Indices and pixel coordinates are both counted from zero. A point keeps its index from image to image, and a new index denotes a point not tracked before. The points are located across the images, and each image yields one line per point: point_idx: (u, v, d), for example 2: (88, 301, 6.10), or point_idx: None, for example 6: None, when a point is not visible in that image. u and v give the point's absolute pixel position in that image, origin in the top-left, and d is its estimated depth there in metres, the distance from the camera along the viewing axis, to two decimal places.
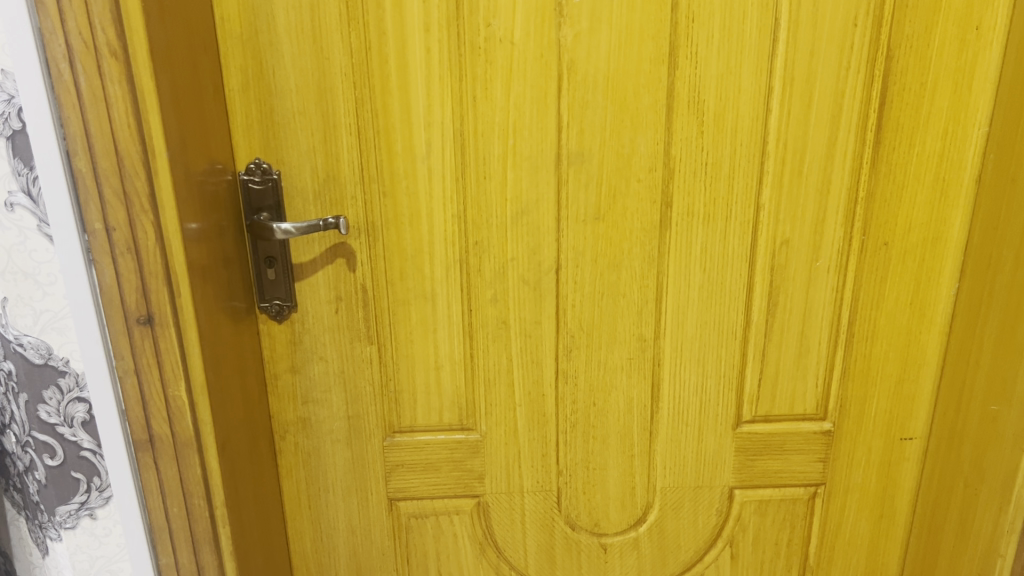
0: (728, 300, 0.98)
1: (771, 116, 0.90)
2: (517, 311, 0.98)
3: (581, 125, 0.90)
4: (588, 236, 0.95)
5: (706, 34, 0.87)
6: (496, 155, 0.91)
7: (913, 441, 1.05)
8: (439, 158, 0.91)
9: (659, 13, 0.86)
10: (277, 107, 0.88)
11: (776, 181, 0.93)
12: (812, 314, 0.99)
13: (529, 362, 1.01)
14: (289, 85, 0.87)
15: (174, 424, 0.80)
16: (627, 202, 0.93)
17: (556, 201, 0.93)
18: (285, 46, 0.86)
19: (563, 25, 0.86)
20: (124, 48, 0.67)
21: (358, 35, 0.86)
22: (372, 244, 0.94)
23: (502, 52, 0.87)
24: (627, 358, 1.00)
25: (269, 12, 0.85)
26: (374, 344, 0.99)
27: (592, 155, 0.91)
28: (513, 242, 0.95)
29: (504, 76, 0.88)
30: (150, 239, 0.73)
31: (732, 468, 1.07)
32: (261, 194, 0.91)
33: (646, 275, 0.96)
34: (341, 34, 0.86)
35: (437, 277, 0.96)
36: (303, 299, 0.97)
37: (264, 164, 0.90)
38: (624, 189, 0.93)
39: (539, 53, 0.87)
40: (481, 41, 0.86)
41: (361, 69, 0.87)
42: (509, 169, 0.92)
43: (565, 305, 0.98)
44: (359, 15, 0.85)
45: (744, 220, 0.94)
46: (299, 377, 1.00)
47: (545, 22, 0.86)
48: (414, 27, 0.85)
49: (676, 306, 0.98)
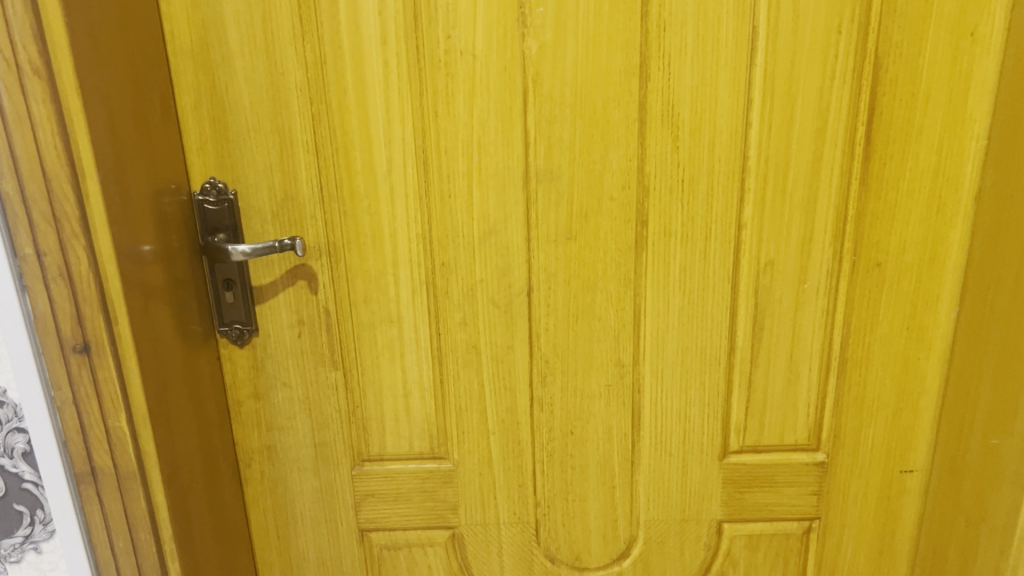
0: (711, 324, 0.92)
1: (751, 130, 0.85)
2: (487, 336, 0.94)
3: (549, 140, 0.85)
4: (561, 257, 0.90)
5: (678, 43, 0.82)
6: (460, 172, 0.87)
7: (914, 473, 0.99)
8: (401, 177, 0.87)
9: (627, 22, 0.81)
10: (231, 125, 0.85)
11: (758, 199, 0.87)
12: (800, 339, 0.93)
13: (502, 389, 0.96)
14: (242, 101, 0.84)
15: (116, 456, 0.77)
16: (599, 221, 0.88)
17: (525, 220, 0.89)
18: (237, 61, 0.83)
19: (527, 36, 0.82)
20: (47, 65, 0.65)
21: (312, 49, 0.82)
22: (334, 265, 0.91)
23: (463, 66, 0.83)
24: (604, 385, 0.95)
25: (220, 25, 0.81)
26: (339, 369, 0.95)
27: (562, 172, 0.87)
28: (481, 263, 0.91)
29: (467, 90, 0.83)
30: (83, 264, 0.70)
31: (720, 500, 1.01)
32: (217, 214, 0.87)
33: (623, 297, 0.91)
34: (295, 47, 0.82)
35: (403, 299, 0.92)
36: (264, 322, 0.93)
37: (220, 183, 0.87)
38: (596, 207, 0.88)
39: (502, 66, 0.83)
40: (441, 53, 0.82)
41: (317, 84, 0.84)
42: (475, 187, 0.87)
43: (538, 329, 0.93)
44: (313, 27, 0.82)
45: (726, 240, 0.89)
46: (262, 403, 0.97)
47: (507, 34, 0.82)
48: (371, 40, 0.82)
49: (655, 331, 0.93)
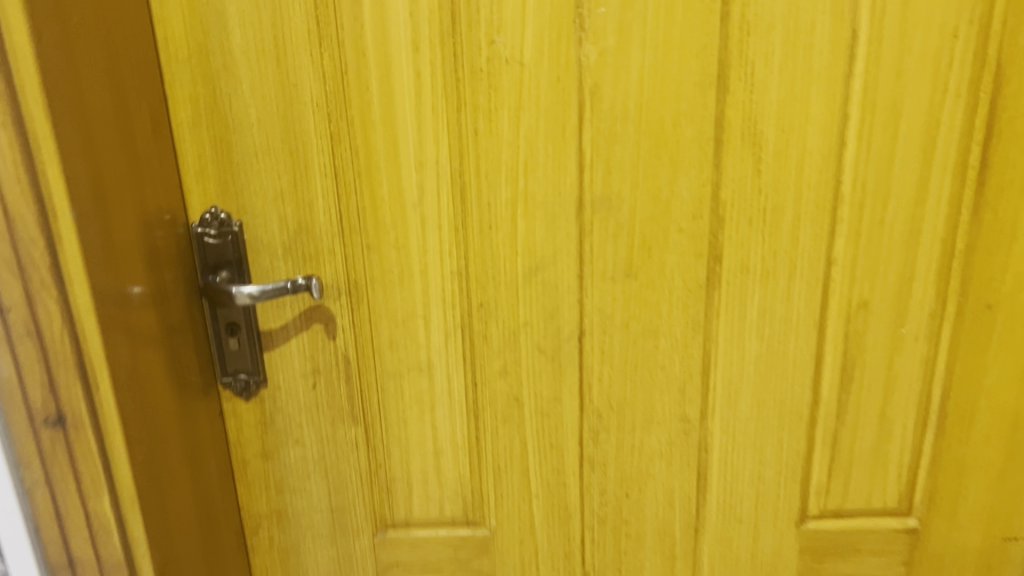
0: (791, 373, 0.80)
1: (846, 151, 0.72)
2: (531, 387, 0.81)
3: (608, 163, 0.73)
4: (619, 298, 0.77)
5: (764, 49, 0.69)
6: (503, 200, 0.74)
7: (1019, 541, 0.86)
8: (433, 205, 0.74)
9: (704, 24, 0.68)
10: (236, 146, 0.73)
11: (852, 230, 0.75)
12: (895, 391, 0.80)
13: (548, 447, 0.83)
14: (248, 118, 0.72)
15: (98, 544, 0.64)
16: (664, 256, 0.76)
17: (578, 255, 0.76)
18: (243, 71, 0.70)
19: (584, 41, 0.69)
20: (7, 80, 0.52)
21: (331, 57, 0.70)
22: (355, 307, 0.78)
23: (509, 77, 0.70)
24: (666, 442, 0.83)
25: (222, 29, 0.69)
26: (360, 425, 0.82)
27: (622, 200, 0.74)
28: (525, 305, 0.78)
29: (512, 105, 0.71)
30: (55, 320, 0.58)
31: (795, 571, 0.88)
32: (219, 249, 0.75)
33: (690, 343, 0.79)
34: (310, 55, 0.69)
35: (434, 345, 0.80)
36: (274, 372, 0.81)
37: (222, 213, 0.74)
38: (661, 240, 0.75)
39: (554, 76, 0.70)
40: (482, 62, 0.70)
41: (336, 97, 0.71)
42: (520, 217, 0.75)
43: (591, 380, 0.80)
44: (331, 31, 0.69)
45: (812, 278, 0.76)
46: (271, 463, 0.84)
47: (562, 40, 0.69)
48: (400, 47, 0.69)
49: (726, 381, 0.80)
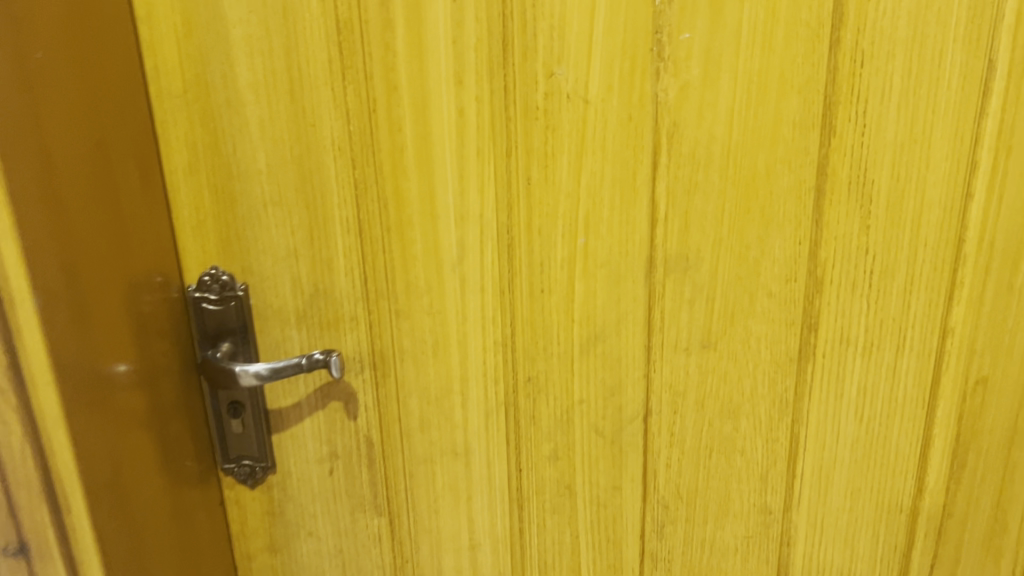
0: (893, 459, 0.68)
1: (972, 204, 0.60)
2: (586, 474, 0.69)
3: (686, 217, 0.61)
4: (693, 373, 0.65)
5: (881, 84, 0.57)
6: (559, 260, 0.62)
7: None
8: (475, 265, 0.62)
9: (810, 54, 0.56)
10: (241, 196, 0.61)
11: (973, 296, 0.63)
12: (1014, 479, 0.69)
13: (604, 541, 0.71)
14: (256, 164, 0.60)
15: None
16: (749, 325, 0.64)
17: (646, 324, 0.64)
18: (250, 108, 0.58)
19: (663, 73, 0.57)
20: None
21: (356, 91, 0.58)
22: (380, 383, 0.66)
23: (571, 116, 0.58)
24: (742, 536, 0.71)
25: (225, 58, 0.57)
26: (384, 516, 0.70)
27: (701, 260, 0.62)
28: (582, 381, 0.66)
29: (573, 148, 0.59)
30: (15, 434, 0.47)
31: None
32: (219, 317, 0.63)
33: (775, 424, 0.67)
34: (332, 89, 0.58)
35: (472, 427, 0.67)
36: (283, 457, 0.68)
37: (224, 275, 0.62)
38: (746, 306, 0.63)
39: (625, 115, 0.58)
40: (539, 98, 0.58)
41: (361, 139, 0.59)
42: (578, 279, 0.63)
43: (656, 466, 0.68)
44: (357, 61, 0.57)
45: (924, 351, 0.64)
46: (280, 558, 0.72)
47: (635, 72, 0.57)
48: (441, 79, 0.57)
49: (816, 468, 0.68)
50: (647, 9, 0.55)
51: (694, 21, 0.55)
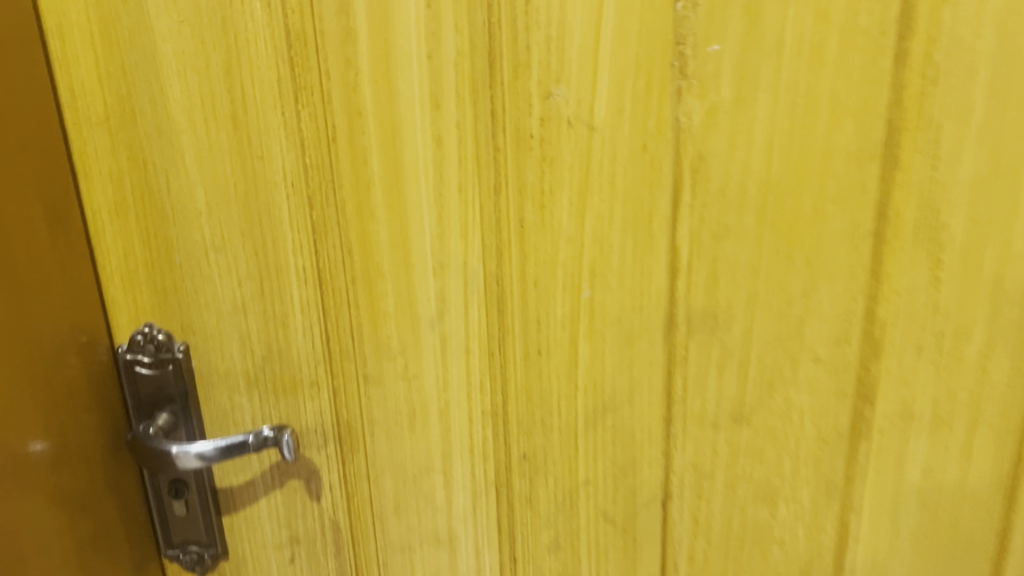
0: (963, 554, 0.57)
1: None
2: (593, 566, 0.58)
3: (714, 268, 0.50)
4: (722, 451, 0.55)
5: (958, 107, 0.46)
6: (560, 317, 0.52)
7: None
8: (459, 324, 0.52)
9: (869, 70, 0.45)
10: (177, 242, 0.50)
11: None
12: None
13: None
14: (194, 204, 0.49)
15: None
16: (790, 395, 0.53)
17: (665, 393, 0.53)
18: (185, 137, 0.48)
19: (686, 93, 0.46)
20: None
21: (311, 117, 0.47)
22: (348, 459, 0.56)
23: (573, 146, 0.48)
24: None
25: (153, 77, 0.47)
26: None
27: (733, 319, 0.51)
28: (588, 459, 0.55)
29: (576, 185, 0.49)
30: None
31: None
32: (155, 383, 0.53)
33: (820, 512, 0.56)
34: (282, 114, 0.47)
35: (458, 510, 0.57)
36: (237, 542, 0.58)
37: (160, 333, 0.52)
38: (786, 374, 0.52)
39: (639, 144, 0.47)
40: (533, 124, 0.47)
41: (320, 174, 0.49)
42: (583, 341, 0.52)
43: (677, 557, 0.58)
44: (312, 80, 0.47)
45: (1005, 429, 0.53)
46: None
47: (652, 92, 0.46)
48: (413, 102, 0.47)
49: (869, 562, 0.57)
50: (667, 16, 0.45)
51: (725, 29, 0.45)
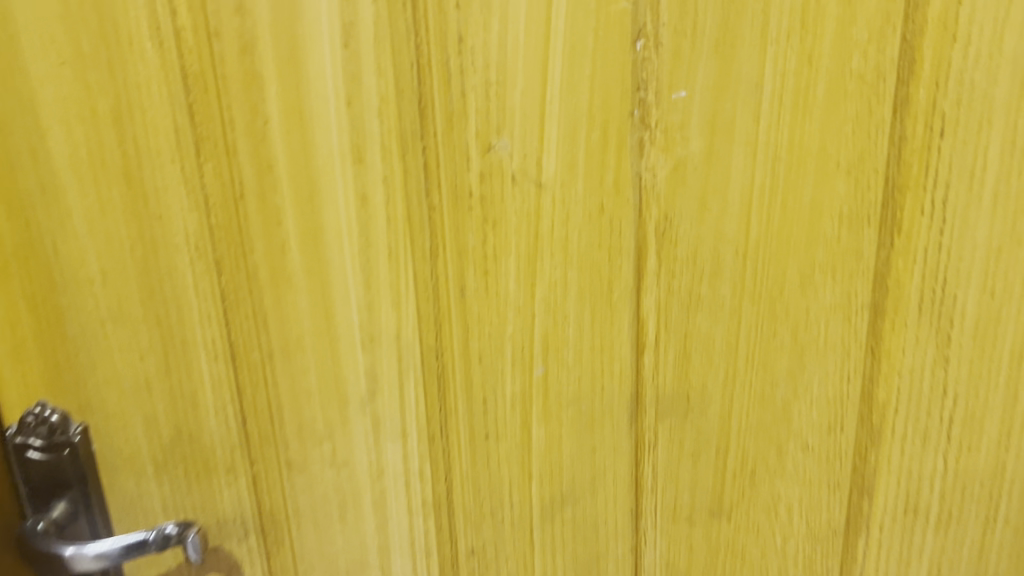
0: None
1: None
2: None
3: (686, 345, 0.43)
4: (699, 546, 0.48)
5: (969, 164, 0.39)
6: (508, 398, 0.45)
7: None
8: (393, 405, 0.45)
9: (863, 120, 0.38)
10: (69, 311, 0.44)
11: None
12: None
13: None
14: (85, 268, 0.43)
15: None
16: (776, 488, 0.46)
17: (632, 483, 0.46)
18: (72, 194, 0.41)
19: (648, 146, 0.39)
20: None
21: (216, 171, 0.41)
22: (272, 553, 0.49)
23: (518, 205, 0.41)
24: None
25: (31, 124, 0.40)
26: None
27: (708, 401, 0.44)
28: (545, 555, 0.48)
29: (523, 250, 0.42)
30: None
31: None
32: (49, 471, 0.46)
33: None
34: (182, 168, 0.41)
35: None
36: None
37: (54, 412, 0.45)
38: (771, 463, 0.45)
39: (595, 204, 0.41)
40: (472, 180, 0.41)
41: (228, 236, 0.42)
42: (536, 425, 0.45)
43: None
44: (215, 130, 0.40)
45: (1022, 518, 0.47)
46: None
47: (609, 145, 0.39)
48: (332, 155, 0.40)
49: None
50: (624, 57, 0.38)
51: (693, 73, 0.38)
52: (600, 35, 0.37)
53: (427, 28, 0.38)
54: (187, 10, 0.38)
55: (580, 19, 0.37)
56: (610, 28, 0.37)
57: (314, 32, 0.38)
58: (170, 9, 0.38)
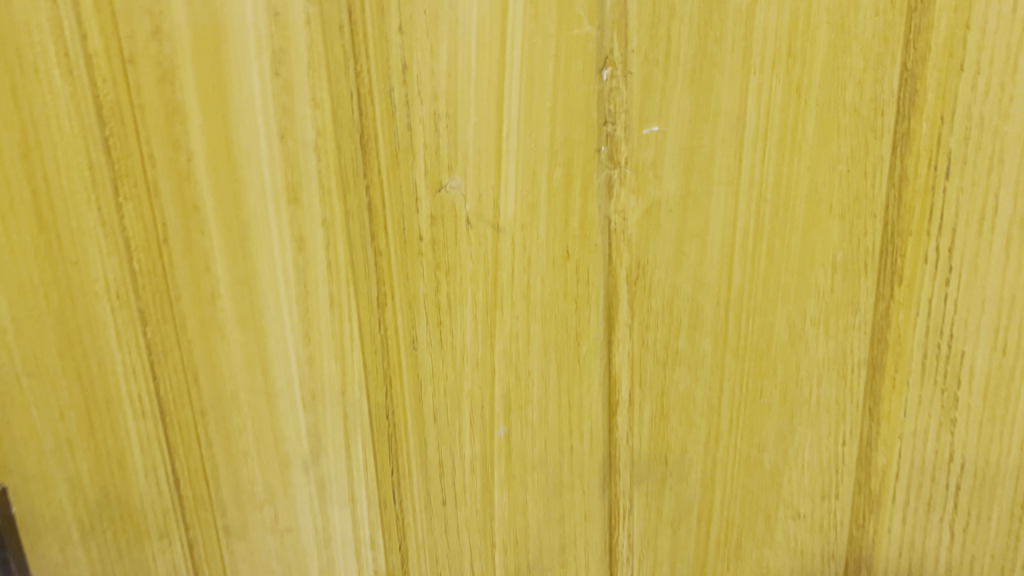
0: None
1: None
2: None
3: (664, 405, 0.38)
4: None
5: (975, 202, 0.33)
6: (466, 460, 0.40)
7: None
8: (339, 467, 0.41)
9: (858, 158, 0.34)
10: None
11: None
12: None
13: None
14: None
15: None
16: (766, 561, 0.41)
17: (607, 553, 0.42)
18: None
19: (618, 186, 0.35)
20: None
21: (138, 212, 0.37)
22: None
23: (473, 251, 0.37)
24: None
25: None
26: None
27: (690, 464, 0.39)
28: None
29: (480, 300, 0.37)
30: None
31: None
32: None
33: None
34: (99, 209, 0.37)
35: None
36: None
37: None
38: (760, 535, 0.40)
39: (560, 249, 0.36)
40: (422, 223, 0.36)
41: (153, 282, 0.38)
42: (498, 490, 0.40)
43: None
44: (134, 166, 0.36)
45: None
46: None
47: (573, 184, 0.35)
48: (264, 195, 0.36)
49: None
50: (588, 88, 0.34)
51: (667, 105, 0.34)
52: (562, 62, 0.33)
53: (367, 55, 0.34)
54: (99, 34, 0.34)
55: (538, 45, 0.33)
56: (573, 56, 0.33)
57: (240, 58, 0.34)
58: (80, 32, 0.34)
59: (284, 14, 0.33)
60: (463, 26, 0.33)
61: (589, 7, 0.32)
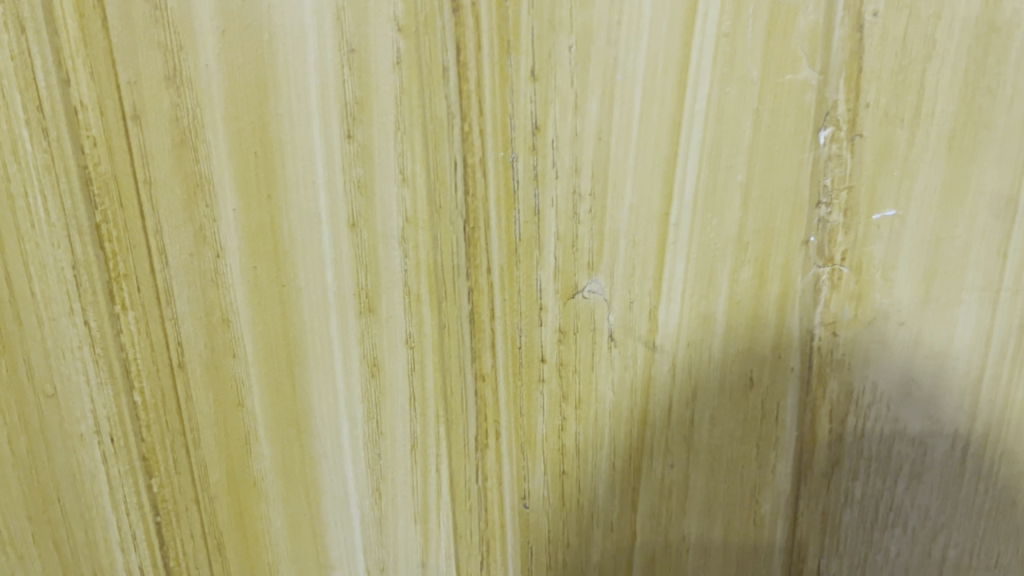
0: None
1: None
2: None
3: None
4: None
5: None
6: None
7: None
8: None
9: None
10: None
11: None
12: None
13: None
14: None
15: None
16: None
17: None
18: None
19: (829, 288, 0.25)
20: None
21: (143, 328, 0.27)
22: None
23: (616, 378, 0.26)
24: None
25: None
26: None
27: None
28: None
29: (621, 444, 0.27)
30: None
31: None
32: None
33: None
34: (89, 324, 0.27)
35: None
36: None
37: None
38: None
39: (741, 376, 0.26)
40: (547, 340, 0.26)
41: (162, 421, 0.28)
42: None
43: None
44: (137, 267, 0.26)
45: None
46: None
47: (767, 290, 0.25)
48: (324, 304, 0.26)
49: None
50: (799, 156, 0.24)
51: (907, 176, 0.23)
52: (764, 120, 0.23)
53: (481, 112, 0.24)
54: (88, 78, 0.24)
55: (731, 96, 0.23)
56: (780, 112, 0.23)
57: (295, 116, 0.24)
58: (60, 76, 0.24)
59: (363, 51, 0.24)
60: (623, 70, 0.23)
61: (810, 42, 0.23)
